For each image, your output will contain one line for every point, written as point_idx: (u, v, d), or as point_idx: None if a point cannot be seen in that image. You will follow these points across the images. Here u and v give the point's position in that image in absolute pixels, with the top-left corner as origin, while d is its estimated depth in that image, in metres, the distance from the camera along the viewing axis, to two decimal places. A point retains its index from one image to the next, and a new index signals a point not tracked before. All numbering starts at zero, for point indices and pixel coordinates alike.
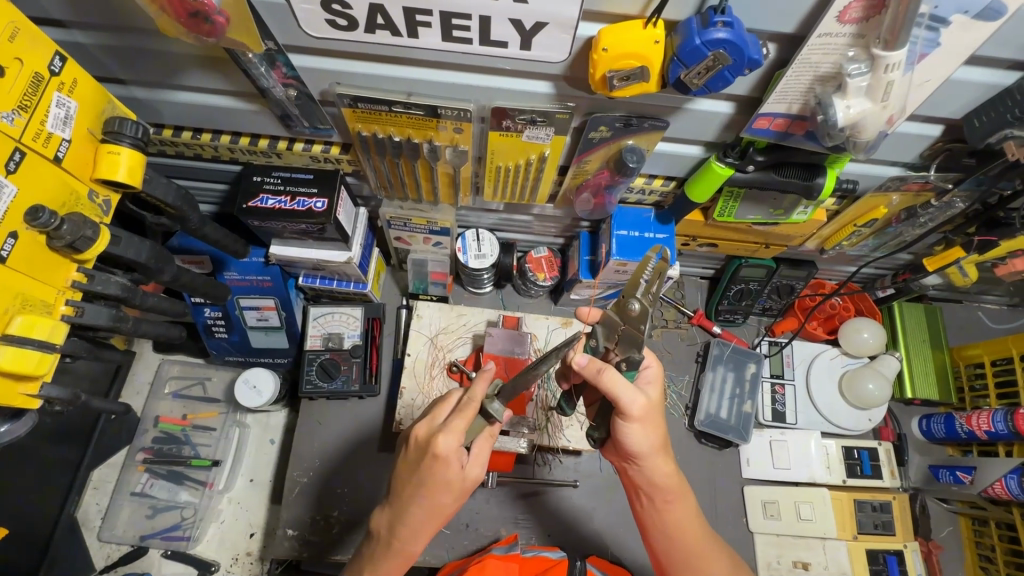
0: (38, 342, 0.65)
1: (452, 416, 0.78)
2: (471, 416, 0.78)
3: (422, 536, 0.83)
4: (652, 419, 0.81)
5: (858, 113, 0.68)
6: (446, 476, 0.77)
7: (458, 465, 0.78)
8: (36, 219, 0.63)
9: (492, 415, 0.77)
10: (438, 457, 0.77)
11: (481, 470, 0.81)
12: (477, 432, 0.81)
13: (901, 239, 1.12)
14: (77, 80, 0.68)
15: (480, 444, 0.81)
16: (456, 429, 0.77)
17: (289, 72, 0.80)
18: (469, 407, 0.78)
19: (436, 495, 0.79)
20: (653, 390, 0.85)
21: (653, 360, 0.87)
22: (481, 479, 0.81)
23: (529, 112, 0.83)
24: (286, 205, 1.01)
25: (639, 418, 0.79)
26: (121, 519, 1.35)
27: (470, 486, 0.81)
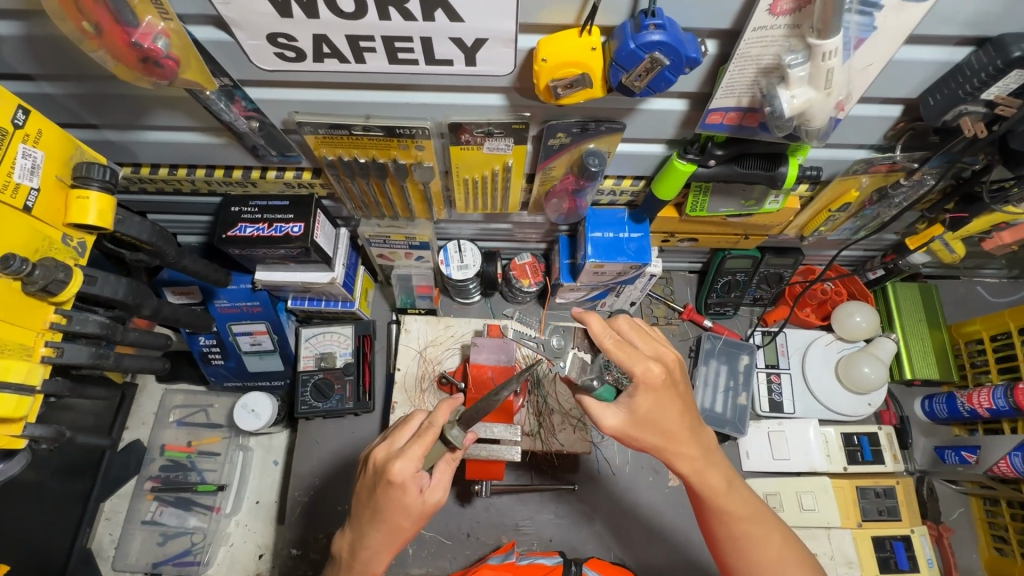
0: (15, 386, 0.68)
1: (409, 443, 0.81)
2: (429, 444, 0.81)
3: (384, 556, 0.85)
4: (640, 425, 0.82)
5: (803, 102, 0.68)
6: (402, 500, 0.80)
7: (416, 490, 0.81)
8: (8, 267, 0.66)
9: (451, 442, 0.83)
10: (393, 483, 0.79)
11: (440, 494, 0.83)
12: (437, 456, 0.85)
13: (880, 221, 1.11)
14: (42, 131, 0.71)
15: (440, 469, 0.83)
16: (412, 456, 0.80)
17: (249, 105, 0.83)
18: (427, 434, 0.81)
19: (393, 518, 0.82)
20: (645, 399, 0.81)
21: (642, 367, 0.80)
22: (440, 504, 0.83)
23: (485, 124, 0.84)
24: (263, 232, 1.03)
25: (621, 430, 0.83)
26: (134, 547, 1.38)
27: (429, 510, 0.83)
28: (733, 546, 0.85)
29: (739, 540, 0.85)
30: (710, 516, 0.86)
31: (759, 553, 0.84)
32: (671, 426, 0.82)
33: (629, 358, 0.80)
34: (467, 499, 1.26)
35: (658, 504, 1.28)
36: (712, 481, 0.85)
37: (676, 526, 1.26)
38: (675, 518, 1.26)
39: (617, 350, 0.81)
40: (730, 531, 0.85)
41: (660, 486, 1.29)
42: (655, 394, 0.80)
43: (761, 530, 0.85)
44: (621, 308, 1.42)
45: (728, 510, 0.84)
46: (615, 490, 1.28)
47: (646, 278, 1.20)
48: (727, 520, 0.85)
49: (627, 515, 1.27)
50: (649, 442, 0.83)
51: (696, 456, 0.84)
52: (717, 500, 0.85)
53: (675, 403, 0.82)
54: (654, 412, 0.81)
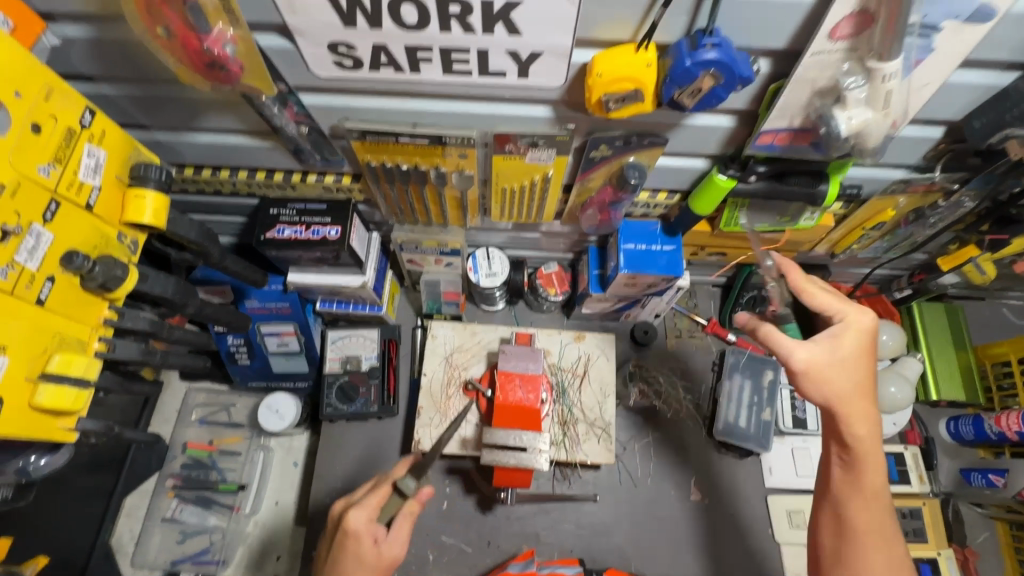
0: (74, 378, 0.69)
1: (367, 496, 0.87)
2: (385, 495, 0.87)
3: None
4: (831, 365, 0.81)
5: (860, 123, 0.69)
6: (356, 552, 0.82)
7: (370, 541, 0.83)
8: (71, 263, 0.68)
9: (405, 491, 0.86)
10: (348, 532, 0.83)
11: (396, 548, 0.84)
12: (395, 510, 0.87)
13: (913, 240, 1.11)
14: (106, 131, 0.73)
15: (398, 520, 0.85)
16: (366, 505, 0.85)
17: (300, 110, 0.85)
18: (384, 485, 0.88)
19: (348, 572, 0.82)
20: (845, 344, 0.81)
21: (835, 304, 0.84)
22: (396, 559, 0.84)
23: (530, 136, 0.85)
24: (301, 234, 1.05)
25: (813, 367, 0.82)
26: (153, 544, 1.39)
27: (387, 565, 0.84)
28: (858, 533, 0.85)
29: (868, 531, 0.84)
30: (852, 493, 0.86)
31: (880, 554, 0.83)
32: (858, 386, 0.81)
33: (836, 301, 0.84)
34: (488, 507, 1.26)
35: (680, 516, 1.28)
36: (874, 456, 0.84)
37: (695, 540, 1.26)
38: (695, 533, 1.27)
39: (826, 298, 0.85)
40: (869, 518, 0.85)
41: (680, 501, 1.29)
42: (863, 348, 0.81)
43: (886, 522, 0.85)
44: (646, 320, 1.42)
45: (877, 496, 0.85)
46: (636, 503, 1.28)
47: (675, 290, 1.21)
48: (863, 497, 0.85)
49: (648, 526, 1.27)
50: (837, 387, 0.82)
51: (869, 426, 0.83)
52: (870, 480, 0.85)
53: (870, 364, 0.82)
54: (839, 366, 0.81)
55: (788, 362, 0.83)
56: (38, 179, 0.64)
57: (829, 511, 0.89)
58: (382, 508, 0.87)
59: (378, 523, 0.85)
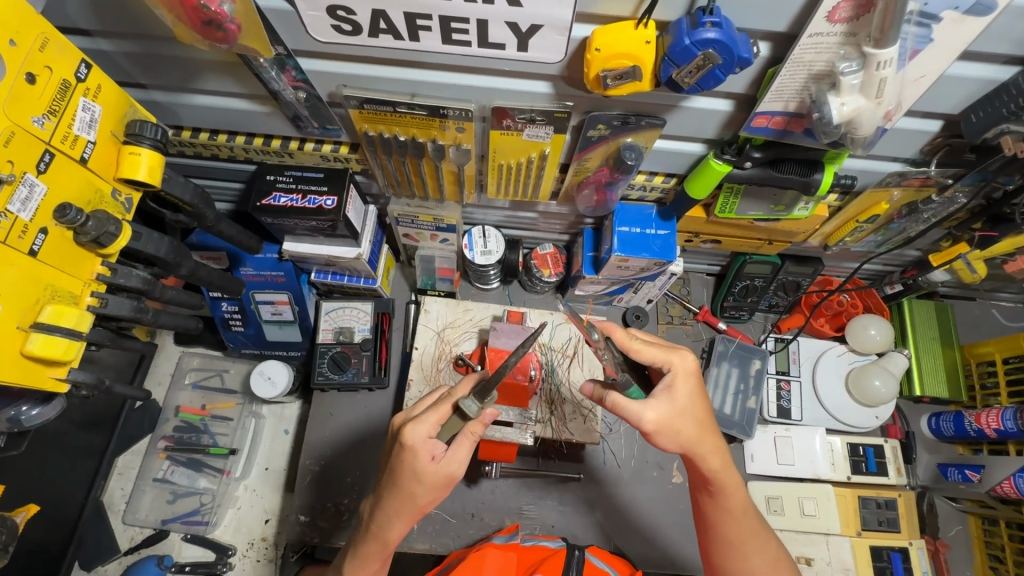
0: (66, 330, 0.70)
1: (426, 411, 0.86)
2: (445, 413, 0.86)
3: (397, 523, 0.88)
4: (677, 418, 0.84)
5: (852, 109, 0.69)
6: (414, 466, 0.83)
7: (428, 457, 0.84)
8: (64, 215, 0.68)
9: (465, 412, 0.83)
10: (406, 446, 0.84)
11: (454, 466, 0.85)
12: (455, 429, 0.86)
13: (906, 235, 1.12)
14: (101, 86, 0.73)
15: (458, 441, 0.85)
16: (427, 421, 0.84)
17: (299, 75, 0.84)
18: (443, 403, 0.86)
19: (407, 485, 0.85)
20: (680, 393, 0.85)
21: (681, 355, 0.86)
22: (454, 475, 0.86)
23: (528, 111, 0.85)
24: (297, 202, 1.05)
25: (662, 422, 0.84)
26: (144, 503, 1.42)
27: (445, 480, 0.86)
28: (737, 545, 0.91)
29: (745, 540, 0.91)
30: (721, 513, 0.91)
31: (757, 557, 0.90)
32: (700, 420, 0.85)
33: (664, 352, 0.86)
34: (474, 480, 1.28)
35: (660, 498, 1.30)
36: (731, 482, 0.89)
37: (676, 520, 1.28)
38: (677, 515, 1.29)
39: (650, 347, 0.87)
40: (740, 531, 0.91)
41: (662, 482, 1.31)
42: (691, 383, 0.86)
43: (761, 535, 0.91)
44: (638, 305, 1.44)
45: (743, 511, 0.90)
46: (618, 482, 1.31)
47: (667, 275, 1.21)
48: (739, 519, 0.90)
49: (629, 505, 1.29)
50: (684, 433, 0.85)
51: (720, 457, 0.87)
52: (732, 500, 0.89)
53: (704, 398, 0.87)
54: (688, 402, 0.85)
55: (639, 424, 0.84)
56: (31, 129, 0.64)
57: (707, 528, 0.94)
58: (442, 426, 0.86)
59: (437, 440, 0.85)
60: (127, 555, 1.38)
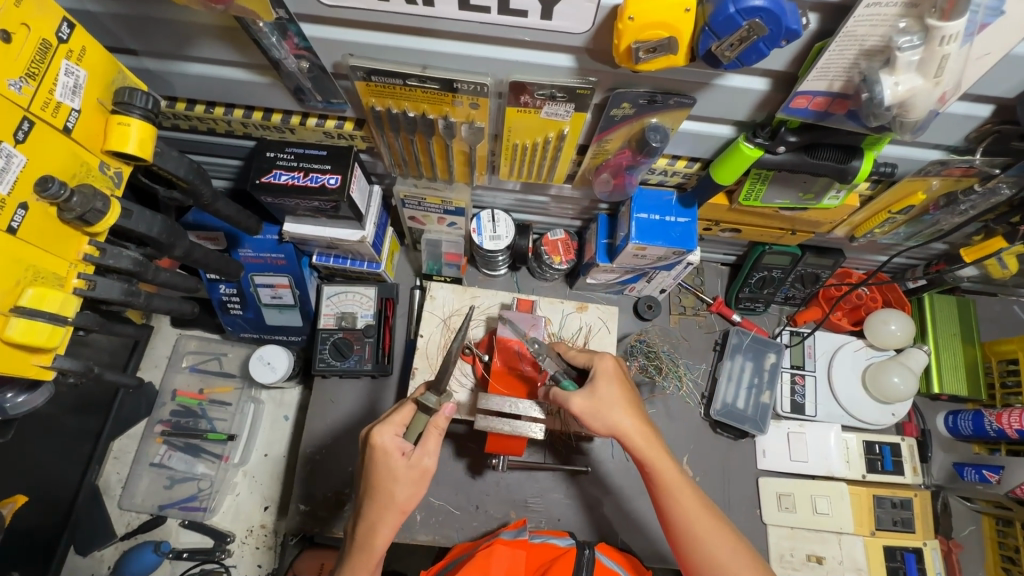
0: (49, 316, 0.65)
1: (392, 414, 0.88)
2: (409, 413, 0.88)
3: (381, 529, 0.84)
4: (598, 403, 0.90)
5: (907, 90, 0.63)
6: (387, 466, 0.83)
7: (400, 455, 0.83)
8: (45, 190, 0.63)
9: (428, 407, 0.85)
10: (375, 447, 0.84)
11: (428, 458, 0.84)
12: (422, 427, 0.86)
13: (938, 228, 1.07)
14: (86, 49, 0.67)
15: (425, 437, 0.85)
16: (392, 422, 0.86)
17: (302, 43, 0.78)
18: (407, 404, 0.88)
19: (385, 486, 0.83)
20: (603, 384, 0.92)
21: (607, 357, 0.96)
22: (430, 468, 0.85)
23: (548, 87, 0.79)
24: (299, 180, 0.99)
25: (585, 408, 0.90)
26: (140, 488, 1.38)
27: (421, 476, 0.85)
28: (689, 530, 0.86)
29: (695, 524, 0.86)
30: (662, 496, 0.88)
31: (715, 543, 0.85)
32: (622, 402, 0.91)
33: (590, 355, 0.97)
34: (478, 472, 1.25)
35: None
36: (660, 459, 0.89)
37: None
38: None
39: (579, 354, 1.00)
40: (688, 513, 0.87)
41: None
42: (611, 381, 0.93)
43: (710, 514, 0.87)
44: (650, 295, 1.39)
45: (681, 490, 0.88)
46: (626, 476, 1.28)
47: (685, 265, 1.16)
48: (681, 499, 0.87)
49: (637, 500, 1.26)
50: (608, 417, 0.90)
51: (645, 436, 0.90)
52: (665, 477, 0.88)
53: (628, 391, 0.93)
54: (604, 388, 0.91)
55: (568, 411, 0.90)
56: (8, 94, 0.59)
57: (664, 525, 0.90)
58: (407, 426, 0.87)
59: (405, 439, 0.86)
60: (123, 540, 1.35)
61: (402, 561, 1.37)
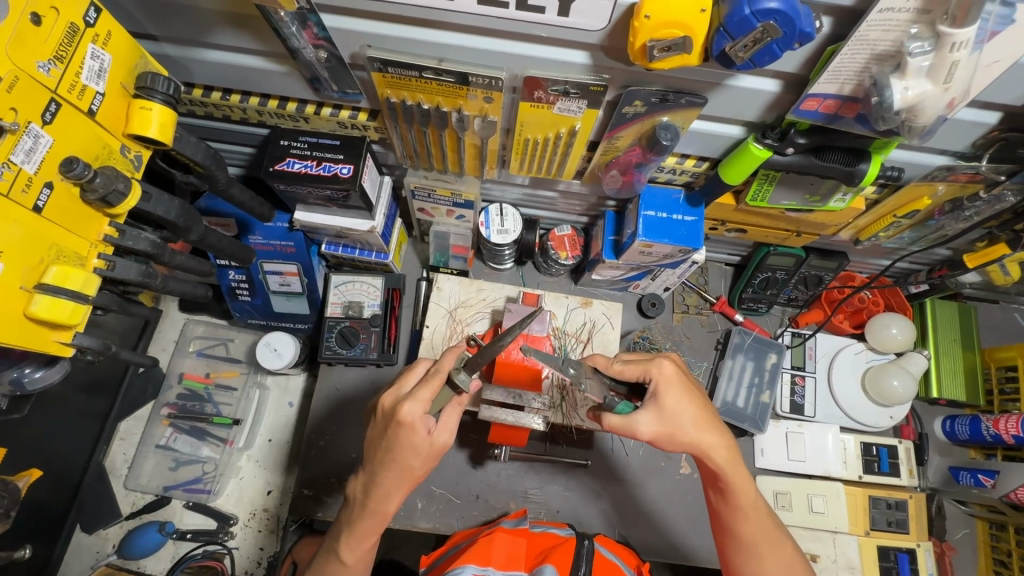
0: (71, 293, 0.66)
1: (418, 387, 0.85)
2: (437, 386, 0.85)
3: (395, 496, 0.87)
4: (672, 425, 0.85)
5: (916, 95, 0.64)
6: (411, 441, 0.83)
7: (424, 431, 0.84)
8: (70, 170, 0.64)
9: (458, 385, 0.84)
10: (403, 422, 0.82)
11: (446, 436, 0.87)
12: (444, 401, 0.87)
13: (942, 233, 1.08)
14: (111, 33, 0.68)
15: (447, 412, 0.87)
16: (421, 398, 0.83)
17: (321, 33, 0.79)
18: (436, 377, 0.85)
19: (403, 458, 0.84)
20: (670, 393, 0.86)
21: (660, 364, 0.88)
22: (446, 445, 0.87)
23: (562, 83, 0.80)
24: (311, 169, 1.00)
25: (659, 428, 0.85)
26: (146, 469, 1.40)
27: (437, 451, 0.87)
28: (754, 547, 0.89)
29: (760, 542, 0.89)
30: (733, 511, 0.90)
31: (772, 558, 0.88)
32: (695, 419, 0.86)
33: (641, 364, 0.89)
34: (480, 462, 1.27)
35: (668, 488, 1.29)
36: (740, 480, 0.87)
37: (685, 509, 1.27)
38: (682, 506, 1.28)
39: (629, 366, 0.91)
40: (756, 530, 0.89)
41: (671, 473, 1.30)
42: (676, 391, 0.87)
43: (777, 533, 0.90)
44: (654, 293, 1.40)
45: (753, 508, 0.89)
46: (626, 470, 1.29)
47: (690, 264, 1.17)
48: (751, 517, 0.89)
49: (636, 494, 1.28)
50: (684, 434, 0.86)
51: (727, 453, 0.87)
52: (742, 497, 0.88)
53: (694, 398, 0.87)
54: (676, 403, 0.86)
55: (638, 437, 0.86)
56: (36, 75, 0.60)
57: (722, 531, 0.93)
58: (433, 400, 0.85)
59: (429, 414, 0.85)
60: (128, 519, 1.37)
61: (401, 549, 1.39)
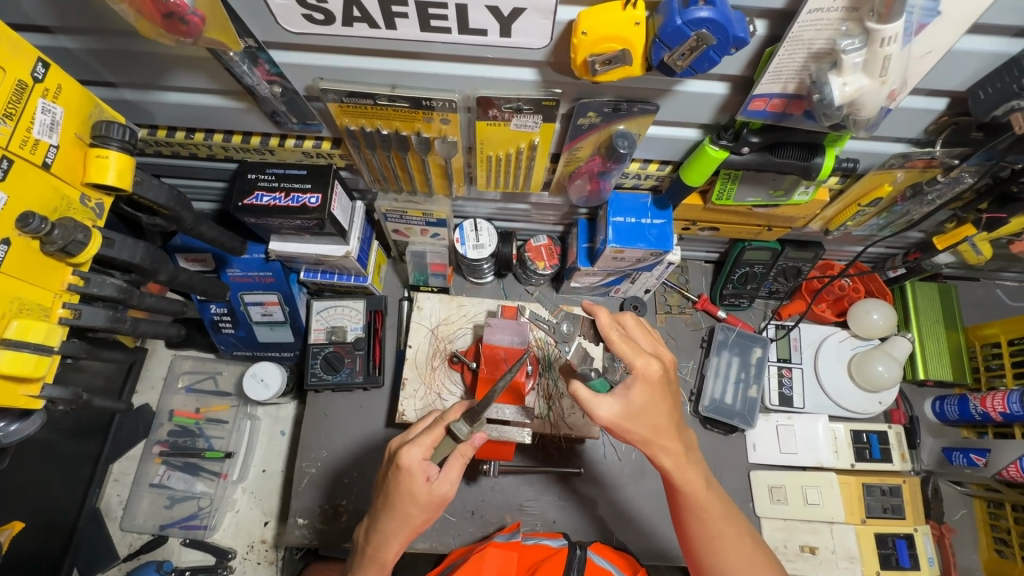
0: (35, 346, 0.68)
1: (421, 434, 0.87)
2: (438, 436, 0.87)
3: (394, 544, 0.86)
4: (630, 419, 0.82)
5: (854, 90, 0.66)
6: (410, 488, 0.84)
7: (423, 479, 0.84)
8: (27, 226, 0.65)
9: (458, 436, 0.85)
10: (402, 467, 0.84)
11: (447, 487, 0.85)
12: (447, 452, 0.87)
13: (909, 218, 1.09)
14: (61, 86, 0.69)
15: (450, 463, 0.86)
16: (422, 443, 0.85)
17: (273, 69, 0.81)
18: (437, 426, 0.88)
19: (402, 507, 0.84)
20: (642, 394, 0.83)
21: (646, 360, 0.84)
22: (447, 496, 0.86)
23: (515, 100, 0.81)
24: (280, 201, 1.01)
25: (616, 421, 0.82)
26: (141, 508, 1.40)
27: (438, 502, 0.86)
28: (707, 545, 0.88)
29: (715, 540, 0.88)
30: (688, 512, 0.89)
31: (730, 555, 0.87)
32: (657, 423, 0.84)
33: (631, 353, 0.85)
34: (473, 478, 1.27)
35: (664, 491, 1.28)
36: (688, 480, 0.87)
37: None
38: None
39: (621, 345, 0.86)
40: (710, 529, 0.88)
41: None
42: (654, 393, 0.84)
43: (735, 531, 0.89)
44: (635, 296, 1.41)
45: (707, 509, 0.88)
46: (620, 475, 1.29)
47: (665, 265, 1.18)
48: (706, 519, 0.88)
49: (631, 498, 1.28)
50: (637, 434, 0.84)
51: (678, 454, 0.86)
52: (696, 497, 0.87)
53: (666, 402, 0.85)
54: (646, 403, 0.83)
55: (596, 420, 0.83)
56: None
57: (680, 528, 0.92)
58: (435, 449, 0.87)
59: (431, 462, 0.86)
60: (126, 561, 1.37)
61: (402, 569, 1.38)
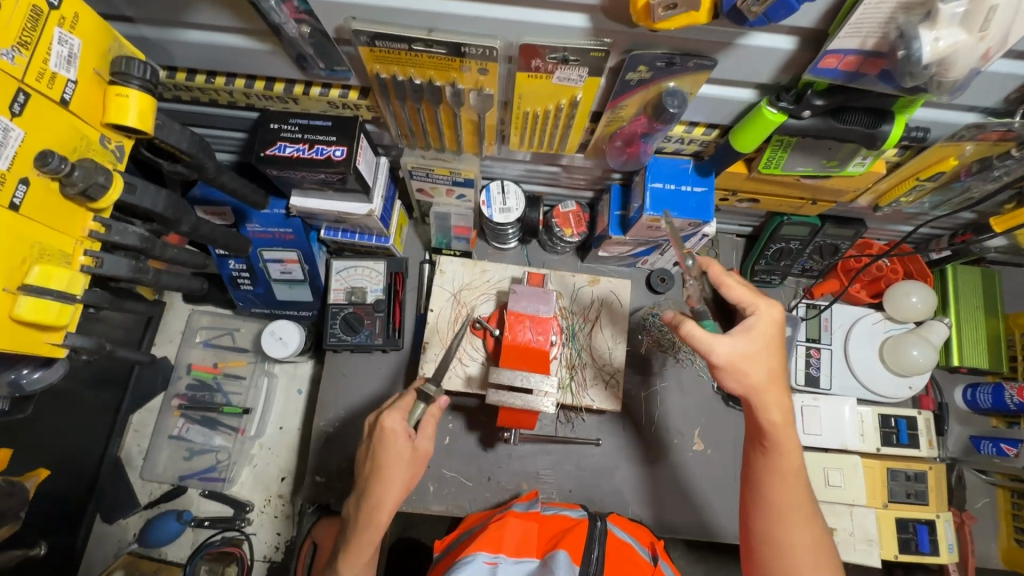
0: (56, 293, 0.65)
1: (393, 403, 0.93)
2: (411, 401, 0.94)
3: (389, 502, 0.88)
4: (749, 360, 0.80)
5: (948, 45, 0.59)
6: (395, 448, 0.87)
7: (406, 437, 0.89)
8: (46, 165, 0.61)
9: (431, 396, 0.92)
10: (385, 431, 0.88)
11: (427, 442, 0.92)
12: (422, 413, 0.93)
13: (968, 196, 1.03)
14: (78, 16, 0.64)
15: (424, 423, 0.92)
16: (398, 408, 0.91)
17: (302, 6, 0.75)
18: (408, 393, 0.94)
19: (390, 466, 0.87)
20: (761, 342, 0.80)
21: (768, 307, 0.81)
22: (427, 452, 0.92)
23: (561, 49, 0.75)
24: (304, 152, 0.96)
25: (734, 363, 0.80)
26: (160, 459, 1.41)
27: (420, 458, 0.91)
28: (781, 513, 0.82)
29: (790, 510, 0.82)
30: (771, 475, 0.83)
31: (800, 532, 0.81)
32: (772, 373, 0.81)
33: (752, 295, 0.82)
34: (490, 444, 1.26)
35: (683, 466, 1.27)
36: (790, 440, 0.82)
37: (697, 489, 1.25)
38: (697, 482, 1.26)
39: (738, 287, 0.83)
40: (790, 498, 0.82)
41: (683, 450, 1.28)
42: (773, 346, 0.81)
43: (810, 514, 0.82)
44: (663, 268, 1.36)
45: (795, 478, 0.83)
46: (639, 449, 1.28)
47: (700, 237, 1.12)
48: (786, 488, 0.82)
49: (649, 472, 1.26)
50: (747, 381, 0.81)
51: (783, 411, 0.82)
52: (788, 461, 0.82)
53: (782, 354, 0.82)
54: (761, 349, 0.80)
55: (710, 356, 0.80)
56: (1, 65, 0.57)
57: (751, 494, 0.86)
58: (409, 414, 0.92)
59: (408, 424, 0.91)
60: (146, 509, 1.40)
61: (418, 527, 1.40)
